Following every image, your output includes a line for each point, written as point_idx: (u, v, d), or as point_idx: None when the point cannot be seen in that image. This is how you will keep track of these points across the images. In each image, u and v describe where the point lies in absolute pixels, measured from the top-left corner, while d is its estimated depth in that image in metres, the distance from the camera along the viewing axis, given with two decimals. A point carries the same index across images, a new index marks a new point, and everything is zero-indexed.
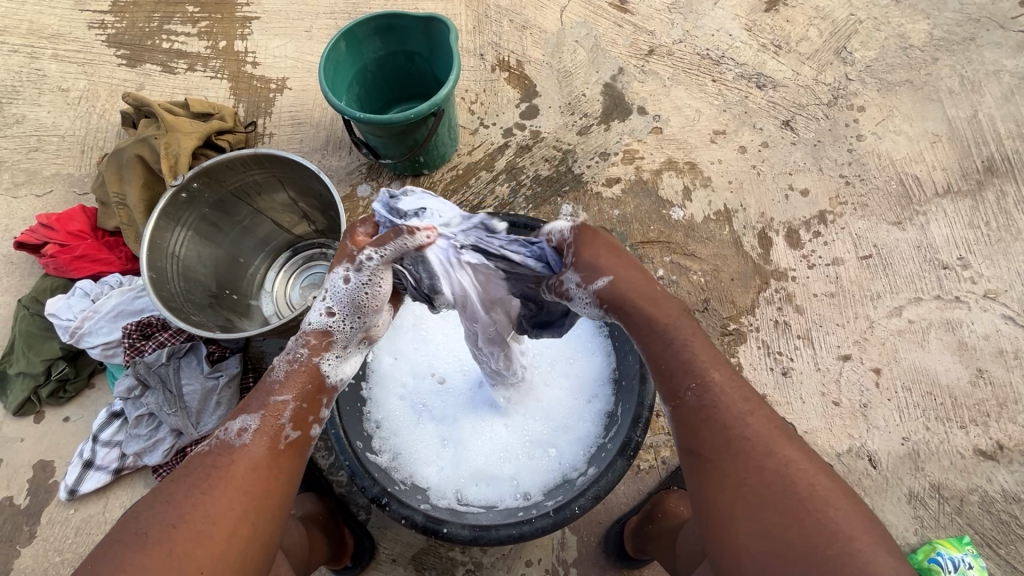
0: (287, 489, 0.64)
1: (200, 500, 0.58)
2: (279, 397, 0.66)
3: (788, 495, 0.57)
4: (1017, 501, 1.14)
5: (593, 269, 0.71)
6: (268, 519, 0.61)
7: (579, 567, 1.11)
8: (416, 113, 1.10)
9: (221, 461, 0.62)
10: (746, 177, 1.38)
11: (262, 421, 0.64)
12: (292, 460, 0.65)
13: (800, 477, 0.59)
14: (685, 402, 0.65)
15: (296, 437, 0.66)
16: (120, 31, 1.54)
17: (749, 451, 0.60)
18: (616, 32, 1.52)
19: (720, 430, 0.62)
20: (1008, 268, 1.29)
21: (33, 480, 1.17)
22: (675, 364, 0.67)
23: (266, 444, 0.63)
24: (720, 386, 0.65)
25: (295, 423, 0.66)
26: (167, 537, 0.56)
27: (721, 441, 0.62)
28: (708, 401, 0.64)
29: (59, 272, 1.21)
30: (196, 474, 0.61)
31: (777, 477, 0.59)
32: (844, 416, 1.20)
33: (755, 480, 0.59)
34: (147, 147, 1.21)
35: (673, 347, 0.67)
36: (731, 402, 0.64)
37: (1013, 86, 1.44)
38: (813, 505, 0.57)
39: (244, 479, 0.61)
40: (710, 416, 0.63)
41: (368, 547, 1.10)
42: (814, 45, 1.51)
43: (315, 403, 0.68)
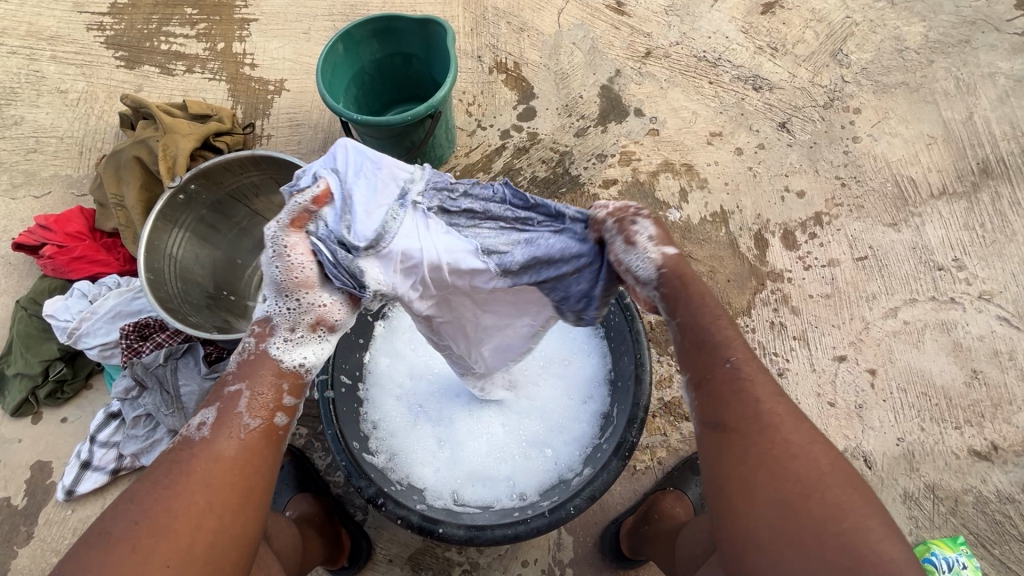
0: (260, 482, 0.57)
1: (160, 495, 0.53)
2: (233, 386, 0.59)
3: (812, 472, 0.54)
4: (1011, 501, 1.14)
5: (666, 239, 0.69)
6: (238, 516, 0.55)
7: (575, 567, 1.11)
8: (413, 115, 1.10)
9: (179, 455, 0.56)
10: (742, 179, 1.39)
11: (217, 412, 0.58)
12: (261, 451, 0.58)
13: (829, 462, 0.55)
14: (716, 370, 0.61)
15: (260, 426, 0.58)
16: (119, 33, 1.54)
17: (780, 426, 0.57)
18: (613, 35, 1.53)
19: (753, 402, 0.58)
20: (1002, 269, 1.30)
21: (31, 480, 1.18)
22: (700, 338, 0.63)
23: (226, 436, 0.57)
24: (754, 363, 0.61)
25: (254, 411, 0.58)
26: (127, 534, 0.51)
27: (750, 412, 0.58)
28: (741, 372, 0.60)
29: (57, 273, 1.22)
30: (158, 471, 0.56)
31: (808, 457, 0.55)
32: (840, 417, 1.20)
33: (785, 454, 0.55)
34: (145, 149, 1.22)
35: (704, 321, 0.64)
36: (763, 379, 0.60)
37: (1008, 88, 1.44)
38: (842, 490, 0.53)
39: (206, 472, 0.55)
40: (740, 388, 0.59)
41: (364, 547, 1.10)
42: (811, 47, 1.52)
43: (276, 389, 0.60)
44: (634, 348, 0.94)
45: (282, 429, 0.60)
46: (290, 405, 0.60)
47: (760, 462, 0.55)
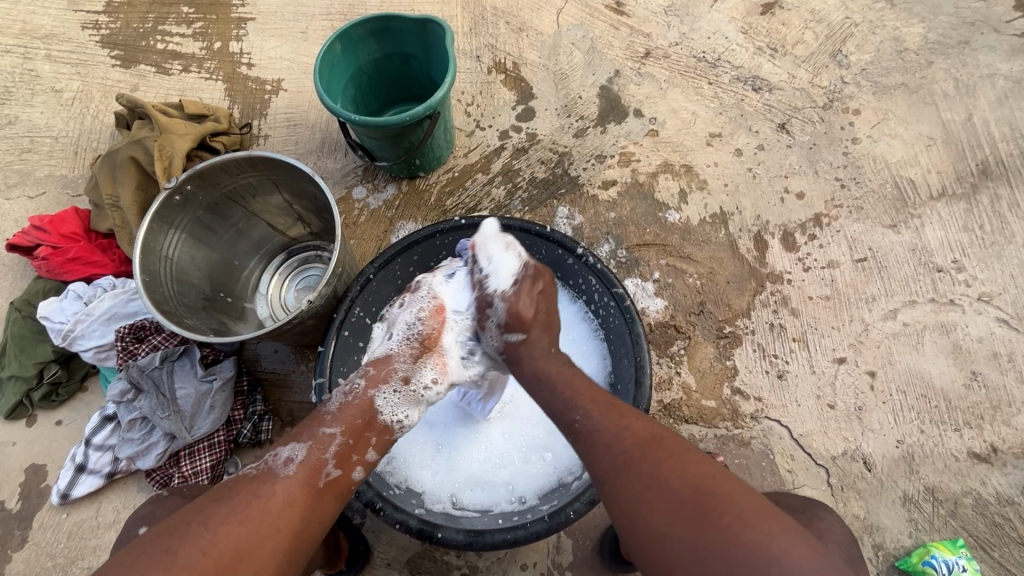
0: (316, 534, 0.70)
1: (237, 529, 0.63)
2: (327, 430, 0.77)
3: (677, 501, 0.63)
4: (1011, 504, 1.14)
5: (518, 324, 0.88)
6: (298, 557, 0.67)
7: (575, 571, 1.10)
8: (411, 115, 1.09)
9: (262, 491, 0.68)
10: (741, 180, 1.38)
11: (307, 454, 0.73)
12: (329, 500, 0.73)
13: (675, 479, 0.64)
14: (575, 431, 0.74)
15: (335, 478, 0.74)
16: (114, 32, 1.53)
17: (632, 462, 0.67)
18: (612, 35, 1.52)
19: (605, 452, 0.70)
20: (1001, 272, 1.30)
21: (25, 484, 1.17)
22: (562, 405, 0.78)
23: (305, 481, 0.71)
24: (598, 414, 0.74)
25: (338, 462, 0.75)
26: (199, 560, 0.60)
27: (610, 462, 0.69)
28: (589, 429, 0.73)
29: (52, 275, 1.21)
30: (239, 499, 0.67)
31: (660, 480, 0.65)
32: (839, 419, 1.20)
33: (644, 487, 0.65)
34: (141, 149, 1.21)
35: (559, 388, 0.80)
36: (611, 424, 0.72)
37: (1007, 90, 1.44)
38: (696, 495, 0.62)
39: (280, 513, 0.67)
40: (594, 440, 0.72)
41: (362, 551, 1.09)
42: (810, 49, 1.51)
43: (359, 445, 0.78)
44: (634, 351, 0.93)
45: (353, 483, 0.76)
46: (370, 460, 0.79)
47: (628, 507, 0.66)
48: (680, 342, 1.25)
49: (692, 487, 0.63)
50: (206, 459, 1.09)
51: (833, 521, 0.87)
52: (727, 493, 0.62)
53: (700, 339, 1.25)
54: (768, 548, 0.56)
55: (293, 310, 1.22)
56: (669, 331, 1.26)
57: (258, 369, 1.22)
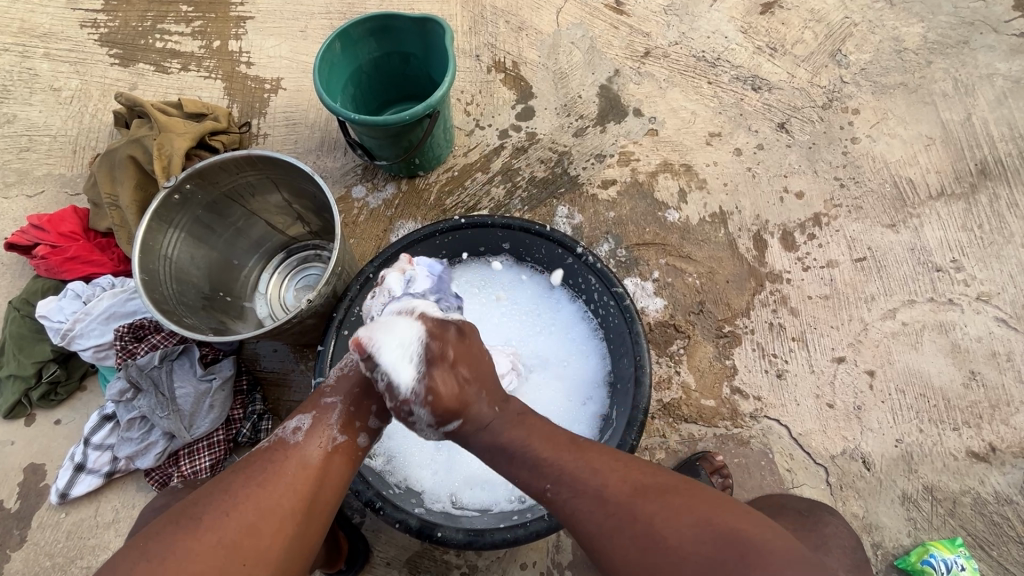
0: (332, 498, 0.70)
1: (253, 492, 0.64)
2: (329, 399, 0.77)
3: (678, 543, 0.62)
4: (1009, 503, 1.14)
5: (452, 412, 0.75)
6: (317, 518, 0.67)
7: (574, 570, 1.10)
8: (411, 114, 1.09)
9: (276, 458, 0.69)
10: (741, 180, 1.38)
11: (313, 423, 0.74)
12: (341, 465, 0.73)
13: (670, 532, 0.62)
14: (549, 501, 0.70)
15: (344, 443, 0.74)
16: (113, 30, 1.52)
17: (621, 526, 0.65)
18: (612, 34, 1.52)
19: (589, 518, 0.67)
20: (1000, 271, 1.30)
21: (24, 483, 1.16)
22: (527, 472, 0.72)
23: (316, 446, 0.72)
24: (568, 476, 0.70)
25: (343, 427, 0.75)
26: (218, 523, 0.61)
27: (600, 525, 0.66)
28: (563, 496, 0.69)
29: (51, 274, 1.20)
30: (253, 467, 0.68)
31: (659, 529, 0.63)
32: (838, 418, 1.20)
33: (640, 548, 0.63)
34: (140, 148, 1.20)
35: (522, 454, 0.73)
36: (588, 482, 0.69)
37: (1005, 89, 1.44)
38: (696, 545, 0.61)
39: (295, 476, 0.68)
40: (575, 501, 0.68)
41: (362, 551, 1.09)
42: (809, 48, 1.51)
43: (362, 410, 0.78)
44: (634, 350, 0.93)
45: (362, 449, 0.76)
46: (374, 427, 0.79)
47: (629, 569, 0.63)
48: (680, 341, 1.25)
49: (689, 540, 0.61)
50: (205, 458, 1.09)
51: (833, 521, 0.87)
52: (721, 529, 0.61)
53: (700, 338, 1.25)
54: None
55: (293, 309, 1.22)
56: (668, 330, 1.26)
57: (258, 368, 1.22)
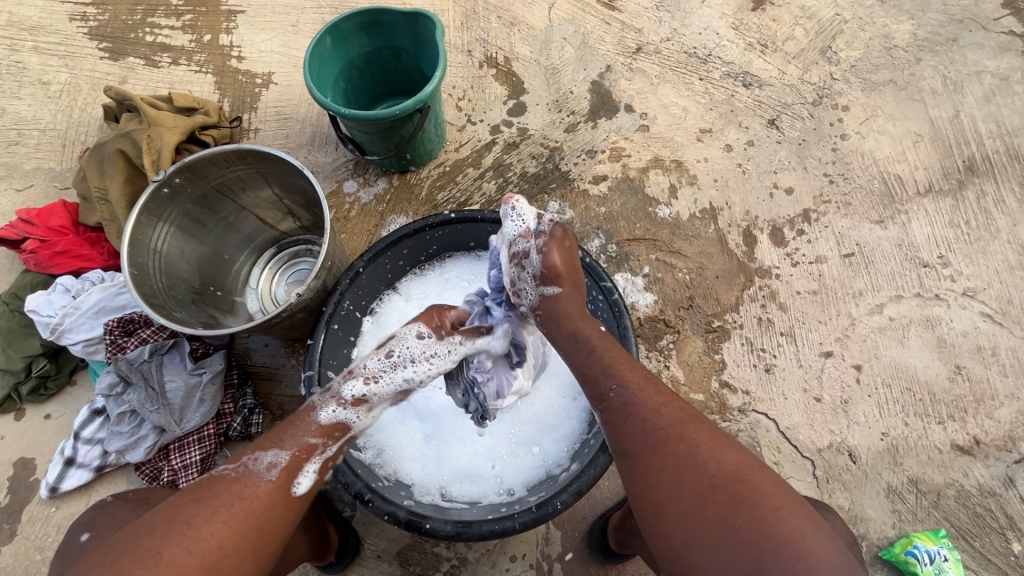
0: (287, 534, 0.69)
1: (219, 528, 0.62)
2: (310, 437, 0.76)
3: (705, 478, 0.63)
4: (992, 495, 1.16)
5: (553, 278, 0.91)
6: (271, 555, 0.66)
7: (564, 562, 1.11)
8: (402, 109, 1.09)
9: (244, 491, 0.67)
10: (731, 175, 1.39)
11: (290, 459, 0.72)
12: (302, 504, 0.72)
13: (708, 455, 0.65)
14: (607, 403, 0.75)
15: (313, 484, 0.73)
16: (102, 24, 1.51)
17: (665, 443, 0.68)
18: (603, 30, 1.52)
19: (635, 430, 0.71)
20: (986, 267, 1.31)
21: (14, 478, 1.16)
22: (598, 370, 0.78)
23: (284, 487, 0.70)
24: (634, 385, 0.75)
25: (316, 469, 0.74)
26: (182, 560, 0.58)
27: (641, 433, 0.70)
28: (624, 398, 0.74)
29: (40, 268, 1.20)
30: (222, 500, 0.65)
31: (696, 464, 0.65)
32: (825, 412, 1.22)
33: (668, 461, 0.66)
34: (130, 142, 1.20)
35: (597, 353, 0.80)
36: (643, 398, 0.73)
37: (994, 87, 1.46)
38: (726, 484, 0.62)
39: (261, 517, 0.66)
40: (627, 412, 0.72)
41: (352, 544, 1.10)
42: (800, 45, 1.52)
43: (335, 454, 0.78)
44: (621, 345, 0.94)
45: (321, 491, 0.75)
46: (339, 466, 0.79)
47: (648, 488, 0.67)
48: (669, 336, 1.26)
49: (710, 474, 0.64)
50: (195, 452, 1.10)
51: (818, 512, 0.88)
52: (751, 480, 0.63)
53: (689, 333, 1.26)
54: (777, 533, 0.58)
55: (284, 304, 1.22)
56: (658, 325, 1.27)
57: (249, 362, 1.22)
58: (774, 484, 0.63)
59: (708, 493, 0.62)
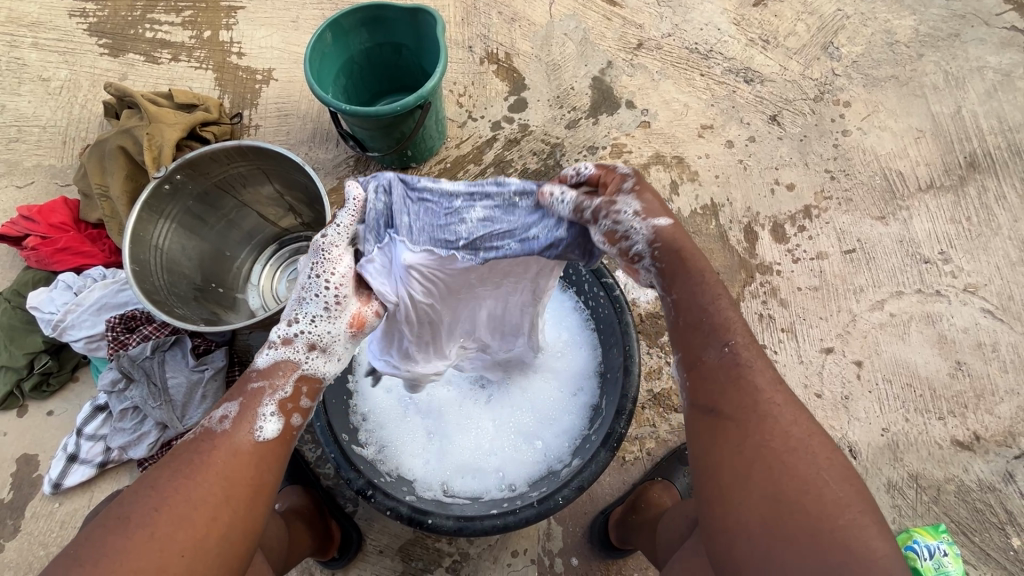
0: (268, 483, 0.62)
1: (182, 485, 0.57)
2: (259, 384, 0.65)
3: (806, 467, 0.58)
4: (992, 490, 1.16)
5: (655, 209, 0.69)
6: (254, 505, 0.60)
7: (565, 557, 1.12)
8: (403, 105, 1.09)
9: (203, 447, 0.60)
10: (732, 172, 1.39)
11: (241, 408, 0.63)
12: (275, 450, 0.63)
13: (818, 450, 0.59)
14: (714, 358, 0.66)
15: (277, 428, 0.64)
16: (102, 20, 1.51)
17: (771, 419, 0.61)
18: (605, 26, 1.52)
19: (740, 393, 0.63)
20: (987, 263, 1.31)
21: (17, 474, 1.17)
22: (712, 324, 0.67)
23: (244, 432, 0.62)
24: (752, 350, 0.65)
25: (276, 411, 0.64)
26: (149, 520, 0.55)
27: (747, 400, 0.62)
28: (732, 357, 0.65)
29: (41, 264, 1.20)
30: (178, 458, 0.59)
31: (800, 450, 0.59)
32: (826, 408, 1.22)
33: (762, 436, 0.60)
34: (130, 139, 1.20)
35: (719, 306, 0.68)
36: (753, 364, 0.64)
37: (996, 82, 1.45)
38: (827, 482, 0.57)
39: (224, 466, 0.59)
40: (738, 374, 0.64)
41: (354, 539, 1.10)
42: (801, 40, 1.52)
43: (296, 394, 0.66)
44: (623, 341, 0.94)
45: (297, 429, 0.66)
46: (309, 406, 0.68)
47: (735, 455, 0.60)
48: None
49: (813, 467, 0.58)
50: None
51: None
52: (853, 490, 0.57)
53: None
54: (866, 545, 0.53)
55: (285, 301, 1.22)
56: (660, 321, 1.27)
57: (251, 359, 1.22)
58: (873, 506, 0.57)
59: (809, 486, 0.57)
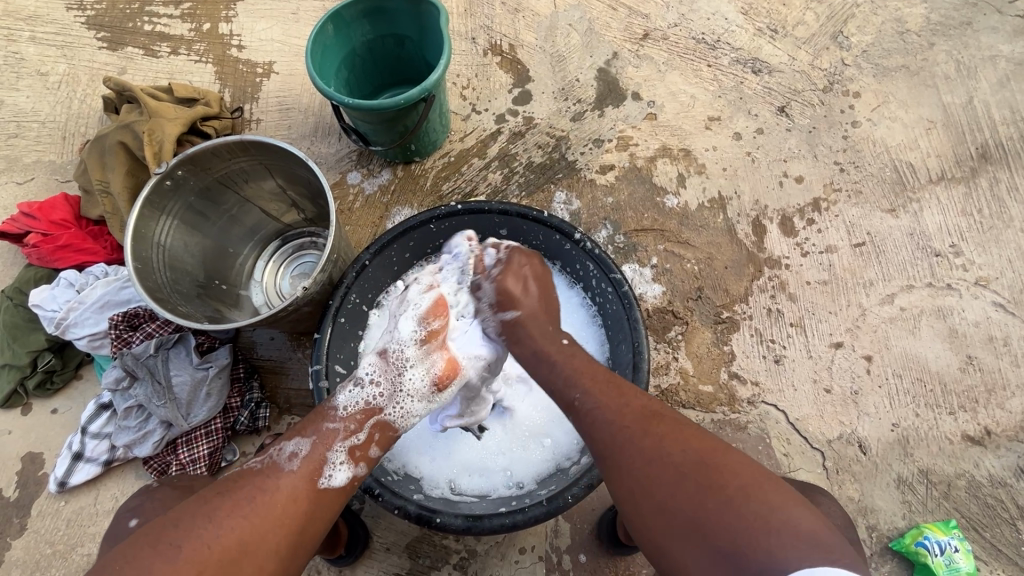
0: (320, 531, 0.68)
1: (239, 523, 0.61)
2: (331, 425, 0.75)
3: (674, 472, 0.60)
4: (1003, 485, 1.15)
5: (509, 300, 0.85)
6: (299, 552, 0.65)
7: (573, 554, 1.11)
8: (407, 98, 1.07)
9: (269, 482, 0.67)
10: (740, 164, 1.37)
11: (311, 450, 0.71)
12: (332, 499, 0.70)
13: (674, 448, 0.62)
14: (573, 409, 0.72)
15: (343, 478, 0.72)
16: (100, 13, 1.49)
17: (628, 440, 0.65)
18: (610, 16, 1.49)
19: (600, 429, 0.68)
20: (999, 255, 1.29)
21: (22, 473, 1.16)
22: (561, 382, 0.75)
23: (309, 476, 0.69)
24: (597, 390, 0.71)
25: (344, 457, 0.73)
26: (199, 555, 0.58)
27: (607, 437, 0.67)
28: (588, 405, 0.70)
29: (43, 262, 1.19)
30: (243, 492, 0.65)
31: (661, 453, 0.62)
32: (835, 403, 1.21)
33: (642, 469, 0.63)
34: (131, 134, 1.18)
35: (559, 368, 0.76)
36: (612, 404, 0.69)
37: (1008, 71, 1.43)
38: (691, 468, 0.60)
39: (282, 510, 0.65)
40: (593, 417, 0.69)
41: (361, 537, 1.10)
42: (811, 30, 1.49)
43: (366, 443, 0.76)
44: (632, 336, 0.93)
45: (359, 480, 0.74)
46: (373, 456, 0.77)
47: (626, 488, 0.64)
48: (678, 327, 1.25)
49: (681, 464, 0.61)
50: (204, 446, 1.10)
51: (829, 506, 0.88)
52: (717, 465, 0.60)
53: (697, 324, 1.25)
54: (770, 521, 0.54)
55: (289, 297, 1.21)
56: (667, 316, 1.26)
57: (255, 355, 1.21)
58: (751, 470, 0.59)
59: (683, 485, 0.59)
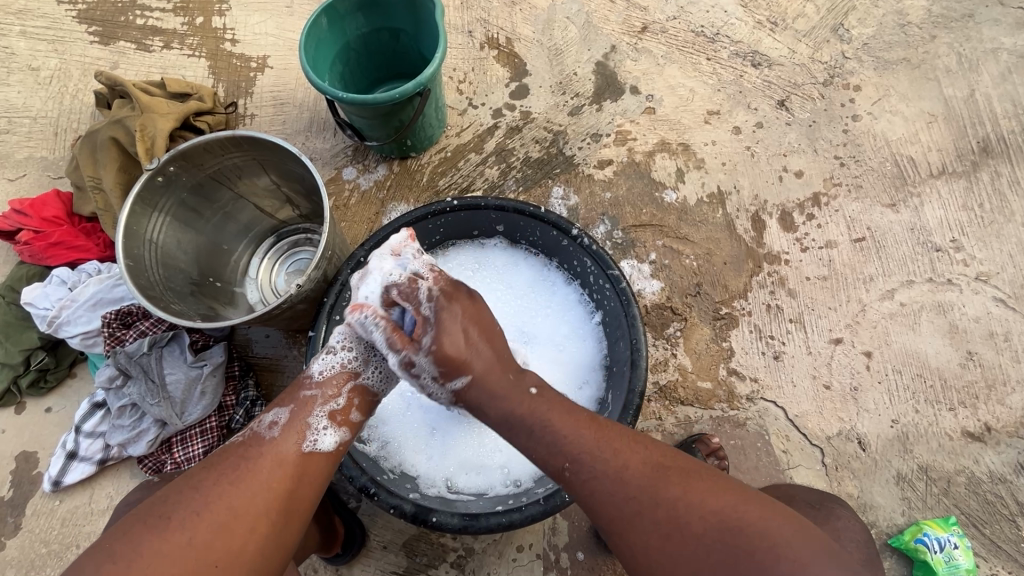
0: (310, 493, 0.70)
1: (227, 489, 0.64)
2: (309, 392, 0.76)
3: (699, 541, 0.62)
4: (1003, 482, 1.15)
5: (454, 368, 0.75)
6: (293, 515, 0.67)
7: (570, 552, 1.10)
8: (401, 93, 1.05)
9: (251, 452, 0.69)
10: (739, 159, 1.36)
11: (290, 417, 0.73)
12: (318, 461, 0.72)
13: (693, 513, 0.64)
14: (567, 480, 0.70)
15: (325, 443, 0.73)
16: (91, 7, 1.47)
17: (641, 512, 0.65)
18: (607, 9, 1.48)
19: (606, 501, 0.67)
20: (1000, 251, 1.28)
21: (16, 472, 1.16)
22: (543, 450, 0.71)
23: (294, 442, 0.71)
24: (587, 454, 0.69)
25: (324, 421, 0.74)
26: (190, 522, 0.60)
27: (619, 512, 0.66)
28: (585, 475, 0.68)
29: (35, 260, 1.18)
30: (228, 463, 0.67)
31: (680, 523, 0.64)
32: (834, 400, 1.20)
33: (663, 537, 0.64)
34: (123, 130, 1.17)
35: (537, 433, 0.71)
36: (612, 473, 0.68)
37: (1010, 64, 1.41)
38: (715, 535, 0.62)
39: (269, 474, 0.67)
40: (594, 487, 0.68)
41: (357, 536, 1.09)
42: (811, 22, 1.47)
43: (347, 407, 0.77)
44: (630, 333, 0.92)
45: (345, 446, 0.75)
46: (355, 421, 0.77)
47: (647, 555, 0.65)
48: (676, 323, 1.24)
49: (707, 531, 0.62)
50: (198, 445, 1.09)
51: (846, 517, 0.87)
52: (738, 522, 0.62)
53: (696, 320, 1.24)
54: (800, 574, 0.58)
55: (284, 294, 1.20)
56: (665, 313, 1.25)
57: (250, 353, 1.20)
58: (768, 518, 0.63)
59: (711, 550, 0.61)
